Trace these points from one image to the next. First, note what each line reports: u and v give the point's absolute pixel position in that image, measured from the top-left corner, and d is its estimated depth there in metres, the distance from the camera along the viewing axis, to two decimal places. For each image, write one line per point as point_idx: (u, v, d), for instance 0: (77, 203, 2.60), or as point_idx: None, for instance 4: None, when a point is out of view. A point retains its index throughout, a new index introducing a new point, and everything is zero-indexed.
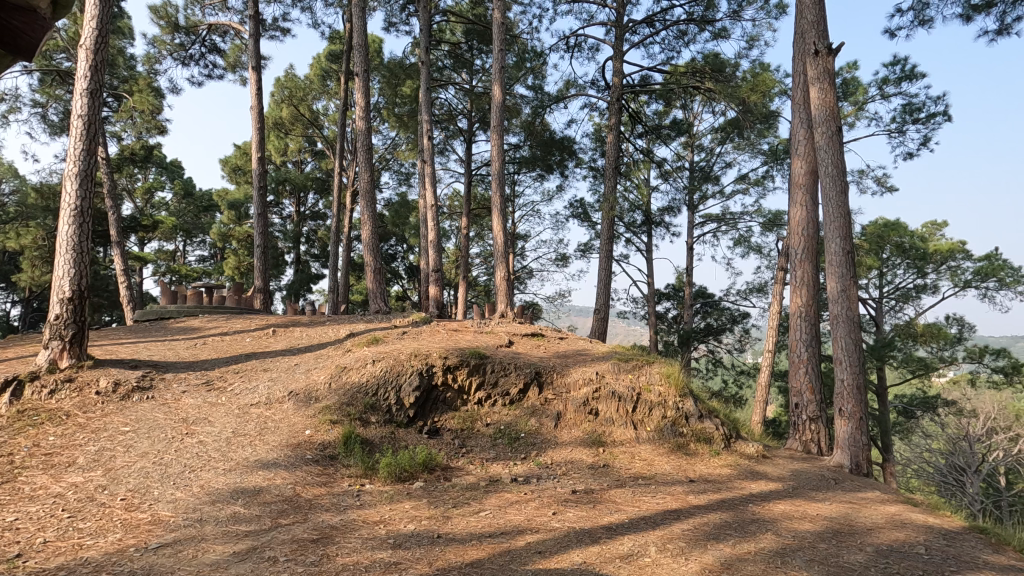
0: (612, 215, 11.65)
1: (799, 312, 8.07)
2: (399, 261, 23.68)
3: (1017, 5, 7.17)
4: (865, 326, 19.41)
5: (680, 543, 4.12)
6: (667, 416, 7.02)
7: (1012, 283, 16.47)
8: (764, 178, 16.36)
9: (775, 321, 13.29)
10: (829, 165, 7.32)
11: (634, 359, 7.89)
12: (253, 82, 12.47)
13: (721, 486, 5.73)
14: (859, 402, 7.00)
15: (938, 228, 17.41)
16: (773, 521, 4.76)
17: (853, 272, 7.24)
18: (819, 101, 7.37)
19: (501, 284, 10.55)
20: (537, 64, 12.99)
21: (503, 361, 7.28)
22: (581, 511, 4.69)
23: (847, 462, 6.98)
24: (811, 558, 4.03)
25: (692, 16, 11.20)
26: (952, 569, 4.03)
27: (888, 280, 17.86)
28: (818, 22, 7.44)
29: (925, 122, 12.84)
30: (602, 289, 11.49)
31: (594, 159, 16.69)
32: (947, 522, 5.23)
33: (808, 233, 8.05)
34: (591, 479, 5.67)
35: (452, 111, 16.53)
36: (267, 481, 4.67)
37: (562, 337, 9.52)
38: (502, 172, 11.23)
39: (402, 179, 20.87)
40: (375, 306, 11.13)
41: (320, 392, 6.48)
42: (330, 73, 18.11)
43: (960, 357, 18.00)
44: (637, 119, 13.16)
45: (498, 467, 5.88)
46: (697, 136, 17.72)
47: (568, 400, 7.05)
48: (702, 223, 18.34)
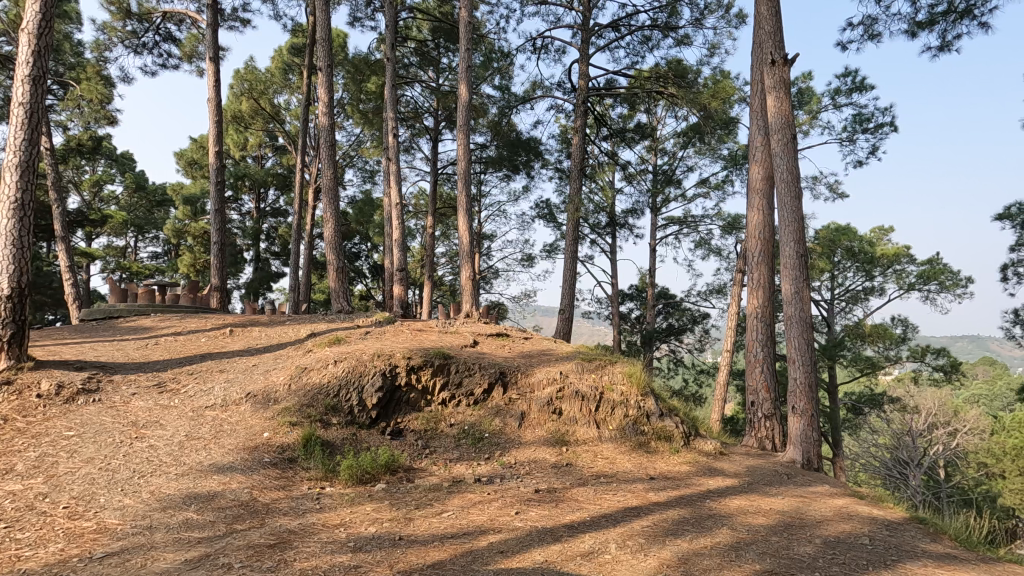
0: (577, 216, 11.75)
1: (756, 313, 8.32)
2: (363, 260, 23.33)
3: (957, 24, 7.58)
4: (818, 327, 20.15)
5: (639, 540, 4.19)
6: (629, 415, 7.15)
7: (951, 286, 17.43)
8: (724, 182, 16.81)
9: (733, 322, 13.67)
10: (785, 171, 7.58)
11: (598, 359, 8.00)
12: (211, 73, 12.07)
13: (680, 483, 5.86)
14: (811, 400, 7.26)
15: (885, 234, 18.25)
16: (728, 517, 4.90)
17: (806, 275, 7.50)
18: (776, 109, 7.63)
19: (466, 283, 10.51)
20: (504, 64, 13.00)
21: (468, 361, 7.27)
22: (544, 510, 4.72)
23: (799, 458, 7.24)
24: (763, 551, 4.16)
25: (656, 22, 11.46)
26: (894, 558, 4.22)
27: (839, 283, 18.65)
28: (775, 33, 7.70)
29: (874, 132, 13.47)
30: (567, 290, 11.59)
31: (559, 161, 16.85)
32: (890, 514, 5.48)
33: (765, 236, 8.30)
34: (554, 478, 5.70)
35: (418, 109, 16.39)
36: (222, 485, 4.52)
37: (527, 337, 9.56)
38: (468, 172, 11.16)
39: (366, 176, 20.55)
40: (337, 306, 10.91)
41: (280, 393, 6.32)
42: (292, 67, 17.63)
43: (905, 356, 18.49)
44: (602, 122, 13.34)
45: (461, 467, 5.86)
46: (660, 140, 18.05)
47: (531, 400, 7.09)
48: (664, 225, 18.70)
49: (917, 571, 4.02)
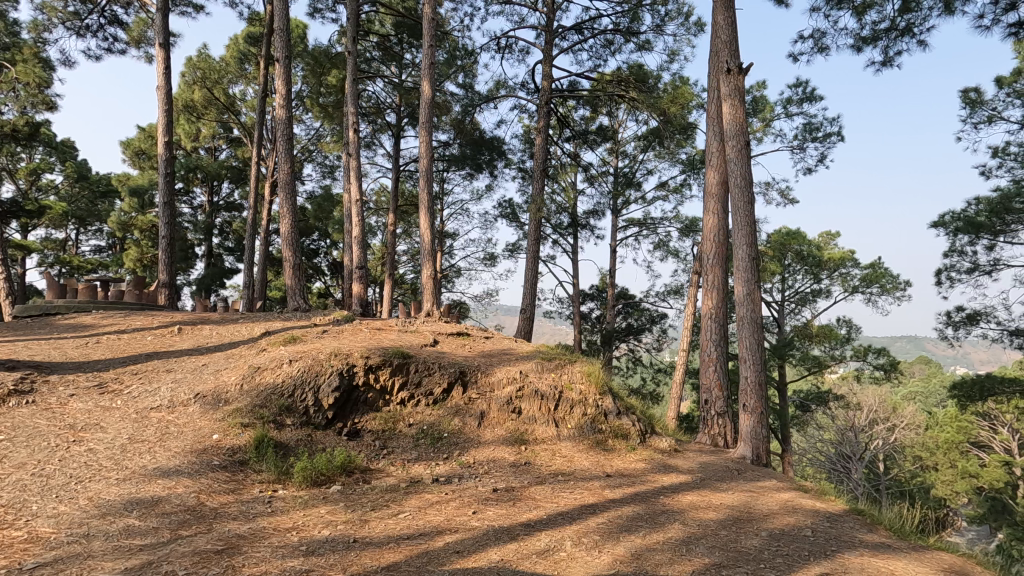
0: (539, 216, 11.78)
1: (710, 313, 8.55)
2: (322, 257, 22.82)
3: (897, 40, 8.00)
4: (769, 327, 20.89)
5: (594, 537, 4.25)
6: (587, 414, 7.25)
7: (891, 289, 18.38)
8: (682, 186, 17.22)
9: (689, 322, 14.01)
10: (738, 177, 7.83)
11: (558, 358, 8.08)
12: (161, 60, 11.55)
13: (636, 481, 5.98)
14: (760, 398, 7.50)
15: (832, 239, 19.06)
16: (681, 512, 5.03)
17: (757, 277, 7.76)
18: (730, 116, 7.87)
19: (428, 282, 10.41)
20: (467, 62, 12.97)
21: (427, 361, 7.21)
22: (501, 509, 4.73)
23: (749, 454, 7.51)
24: (712, 545, 4.29)
25: (618, 27, 11.65)
26: (833, 549, 4.43)
27: (789, 285, 19.39)
28: (730, 42, 7.95)
29: (822, 141, 14.08)
30: (528, 289, 11.63)
31: (522, 161, 16.90)
32: (831, 506, 5.75)
33: (719, 239, 8.56)
34: (512, 478, 5.71)
35: (380, 105, 16.15)
36: (167, 490, 4.33)
37: (488, 337, 9.55)
38: (431, 169, 11.04)
39: (326, 171, 20.08)
40: (294, 304, 10.62)
41: (230, 394, 6.11)
42: (248, 57, 17.05)
43: (849, 356, 19.09)
44: (565, 124, 13.46)
45: (419, 467, 5.80)
46: (621, 143, 18.31)
47: (491, 400, 7.09)
48: (625, 227, 18.99)
49: (854, 560, 4.22)
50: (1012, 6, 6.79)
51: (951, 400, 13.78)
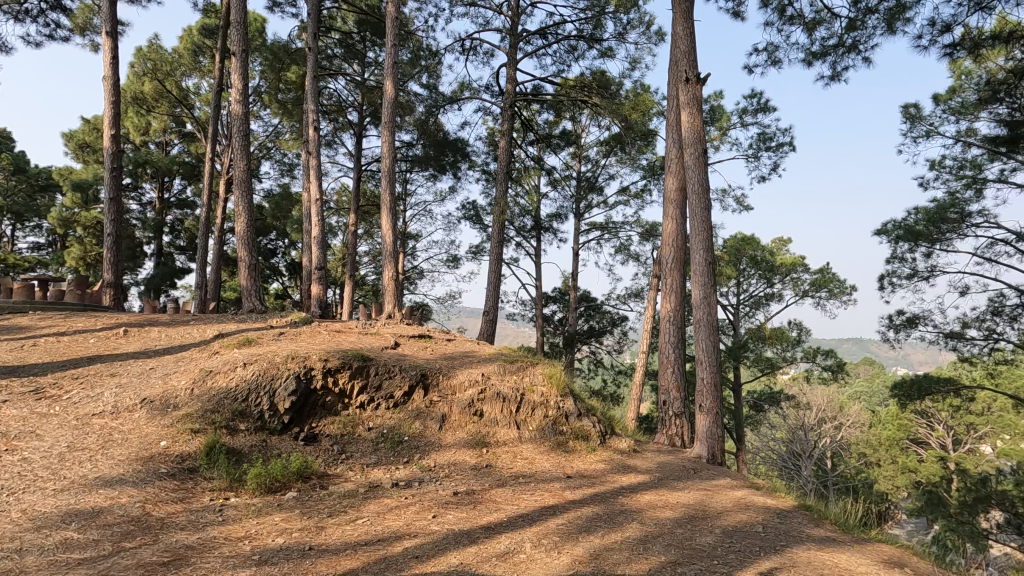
0: (502, 219, 11.79)
1: (668, 316, 8.74)
2: (279, 257, 22.21)
3: (845, 56, 8.39)
4: (725, 329, 21.51)
5: (554, 538, 4.28)
6: (549, 416, 7.31)
7: (839, 293, 19.21)
8: (643, 192, 17.56)
9: (649, 324, 14.28)
10: (696, 184, 8.04)
11: (520, 360, 8.11)
12: (108, 49, 11.03)
13: (595, 481, 6.05)
14: (716, 399, 7.70)
15: (784, 245, 19.79)
16: (638, 512, 5.12)
17: (713, 282, 7.98)
18: (688, 125, 8.08)
19: (389, 284, 10.26)
20: (431, 63, 12.88)
21: (388, 363, 7.12)
22: (461, 513, 4.71)
23: (705, 453, 7.71)
24: (668, 543, 4.38)
25: (582, 33, 11.80)
26: (782, 544, 4.59)
27: (744, 289, 20.03)
28: (689, 53, 8.16)
29: (775, 150, 14.61)
30: (491, 291, 11.63)
31: (486, 163, 16.89)
32: (781, 503, 5.96)
33: (677, 244, 8.76)
34: (473, 481, 5.69)
35: (342, 103, 15.87)
36: (109, 500, 4.12)
37: (450, 339, 9.49)
38: (393, 170, 10.91)
39: (284, 169, 19.58)
40: (249, 305, 10.30)
41: (180, 399, 5.87)
42: (203, 49, 16.48)
43: (799, 357, 19.75)
44: (529, 127, 13.53)
45: (378, 472, 5.70)
46: (584, 147, 18.55)
47: (453, 402, 7.05)
48: (587, 231, 19.23)
49: (802, 554, 4.39)
50: (948, 29, 7.20)
51: (893, 399, 14.46)
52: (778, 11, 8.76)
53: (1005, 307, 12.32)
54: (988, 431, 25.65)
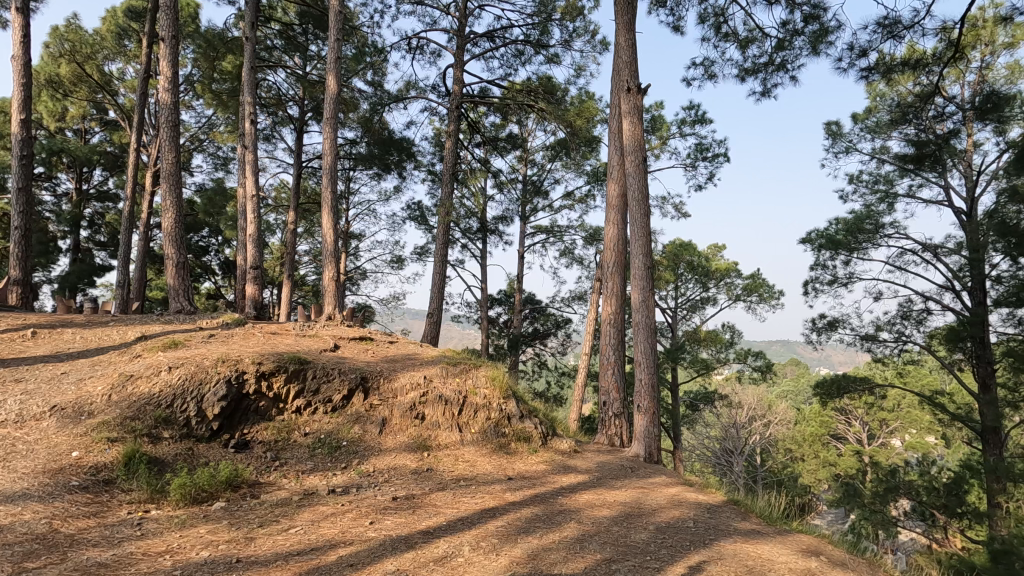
0: (448, 220, 11.69)
1: (609, 319, 8.94)
2: (211, 255, 21.10)
3: (774, 74, 8.90)
4: (663, 332, 22.23)
5: (492, 540, 4.28)
6: (491, 418, 7.32)
7: (768, 298, 20.29)
8: (587, 197, 17.92)
9: (592, 327, 14.54)
10: (636, 190, 8.28)
11: (462, 362, 8.08)
12: (18, 27, 10.14)
13: (536, 482, 6.11)
14: (653, 399, 7.93)
15: (719, 251, 20.69)
16: (576, 511, 5.21)
17: (651, 285, 8.22)
18: (630, 132, 8.31)
19: (330, 285, 9.96)
20: (376, 60, 12.63)
21: (327, 367, 6.93)
22: (399, 518, 4.63)
23: (642, 452, 7.94)
24: (604, 541, 4.48)
25: (529, 38, 11.92)
26: (711, 537, 4.80)
27: (681, 293, 20.80)
28: (631, 63, 8.40)
29: (711, 161, 15.27)
30: (436, 292, 11.51)
31: (432, 164, 16.68)
32: (711, 498, 6.22)
33: (619, 248, 8.99)
34: (413, 485, 5.60)
35: (282, 96, 15.27)
36: (10, 517, 3.77)
37: (392, 342, 9.33)
38: (336, 167, 10.60)
39: (218, 163, 18.64)
40: (177, 306, 9.71)
41: (96, 406, 5.47)
42: (128, 33, 15.46)
43: (732, 358, 20.53)
44: (475, 129, 13.53)
45: (314, 478, 5.51)
46: (530, 151, 18.71)
47: (394, 405, 6.93)
48: (532, 234, 19.41)
49: (728, 546, 4.60)
50: (863, 53, 7.78)
51: (815, 397, 15.36)
52: (714, 27, 9.18)
53: (913, 311, 13.40)
54: (898, 426, 27.28)
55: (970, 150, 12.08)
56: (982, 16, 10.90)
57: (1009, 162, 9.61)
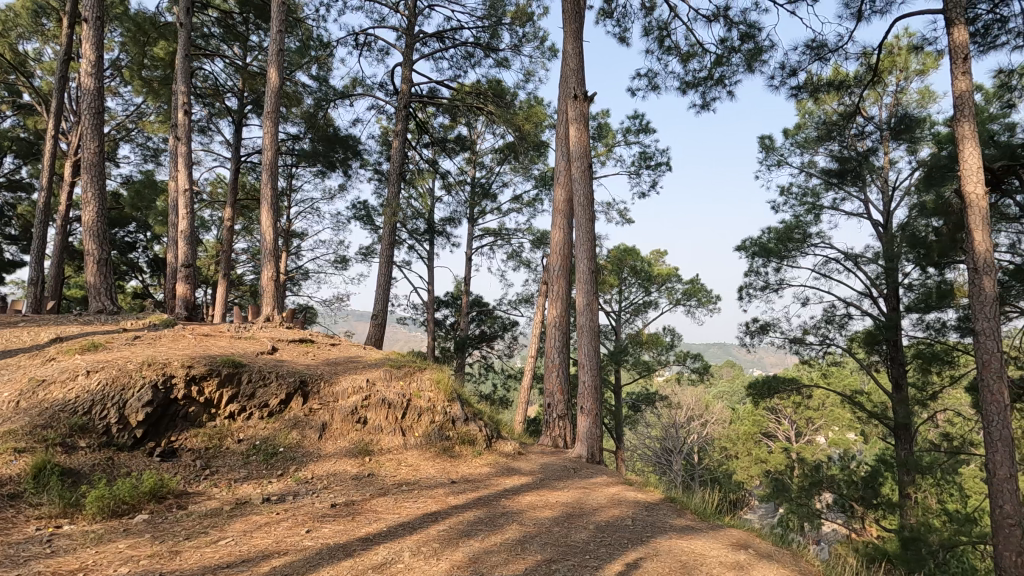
0: (394, 220, 11.50)
1: (554, 322, 9.04)
2: (139, 252, 19.85)
3: (713, 88, 9.30)
4: (607, 335, 22.70)
5: (434, 544, 4.24)
6: (435, 421, 7.24)
7: (706, 302, 21.12)
8: (534, 201, 18.08)
9: (538, 329, 14.64)
10: (581, 195, 8.43)
11: (406, 365, 7.97)
12: None
13: (479, 485, 6.09)
14: (596, 400, 8.09)
15: (660, 257, 21.37)
16: (518, 513, 5.23)
17: (595, 289, 8.39)
18: (576, 139, 8.46)
19: (268, 284, 9.58)
20: (322, 54, 12.27)
21: (263, 370, 6.67)
22: (338, 525, 4.51)
23: (585, 452, 8.06)
24: (545, 542, 4.53)
25: (478, 41, 11.92)
26: (648, 534, 4.95)
27: (625, 297, 21.34)
28: (578, 71, 8.56)
29: (654, 169, 15.76)
30: (380, 294, 11.28)
31: (379, 162, 16.36)
32: (649, 496, 6.41)
33: (564, 252, 9.13)
34: (353, 491, 5.46)
35: (219, 87, 14.57)
36: None
37: (334, 344, 9.08)
38: (276, 163, 10.20)
39: (148, 155, 17.57)
40: (97, 305, 9.04)
41: (2, 414, 5.03)
42: (47, 11, 14.36)
43: (673, 360, 20.94)
44: (424, 130, 13.39)
45: (248, 486, 5.26)
46: (478, 153, 18.69)
47: (335, 410, 6.75)
48: (480, 236, 19.41)
49: (663, 543, 4.75)
50: (793, 73, 8.27)
51: (748, 397, 16.10)
52: (657, 41, 9.50)
53: (836, 316, 14.29)
54: (822, 423, 29.29)
55: (886, 167, 13.03)
56: (897, 44, 11.82)
57: (919, 180, 10.45)
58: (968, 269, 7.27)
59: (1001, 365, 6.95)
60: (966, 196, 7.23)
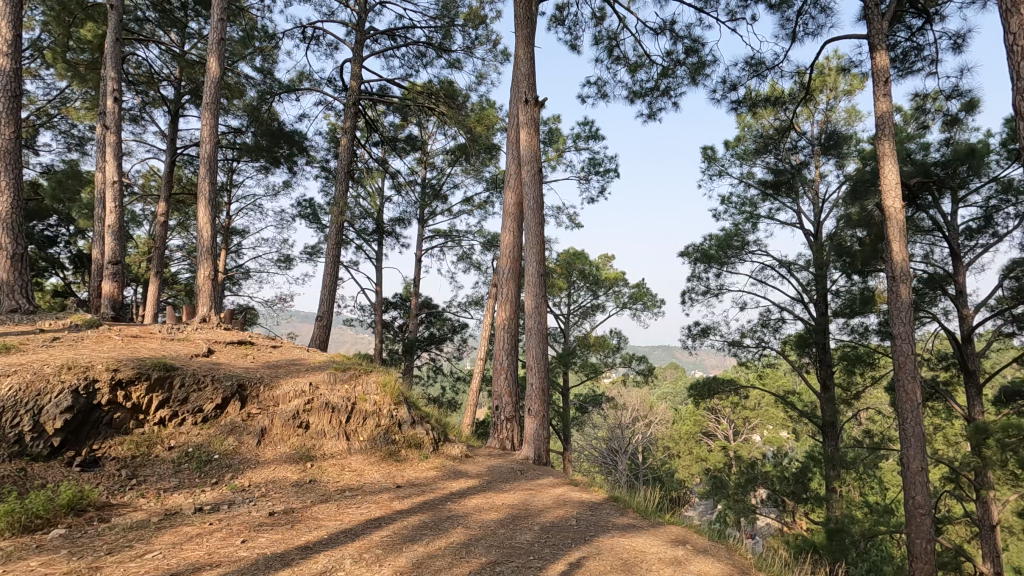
0: (342, 219, 11.21)
1: (503, 324, 9.05)
2: (60, 247, 18.51)
3: (659, 99, 9.59)
4: (556, 337, 22.96)
5: (376, 551, 4.15)
6: (381, 425, 7.11)
7: (651, 306, 21.74)
8: (485, 203, 18.09)
9: (487, 331, 14.64)
10: (531, 199, 8.49)
11: (352, 368, 7.78)
12: None
13: (425, 489, 6.03)
14: (543, 402, 8.15)
15: (608, 261, 21.82)
16: (464, 516, 5.21)
17: (544, 292, 8.47)
18: (527, 143, 8.52)
19: (205, 283, 9.13)
20: (267, 46, 11.84)
21: (197, 374, 6.36)
22: (276, 534, 4.34)
23: (531, 454, 8.10)
24: (490, 544, 4.53)
25: (430, 41, 11.83)
26: (592, 534, 5.03)
27: (573, 300, 21.67)
28: (529, 76, 8.63)
29: (603, 175, 16.09)
30: (326, 294, 10.98)
31: (326, 159, 15.93)
32: (594, 496, 6.52)
33: (514, 255, 9.17)
34: (293, 498, 5.27)
35: (154, 74, 13.80)
36: None
37: (276, 346, 8.76)
38: (216, 156, 9.75)
39: (72, 143, 16.41)
40: (9, 304, 8.22)
41: None
42: None
43: (618, 362, 21.58)
44: (373, 128, 13.15)
45: (179, 495, 4.98)
46: (430, 154, 18.53)
47: (275, 414, 6.51)
48: (430, 237, 19.24)
49: (606, 541, 4.85)
50: (734, 88, 8.65)
51: (690, 398, 16.67)
52: (607, 50, 9.73)
53: (771, 320, 15.02)
54: (758, 422, 30.70)
55: (817, 180, 13.82)
56: (828, 65, 12.57)
57: (846, 193, 11.14)
58: (887, 277, 7.81)
59: (915, 366, 7.50)
60: (886, 210, 7.77)
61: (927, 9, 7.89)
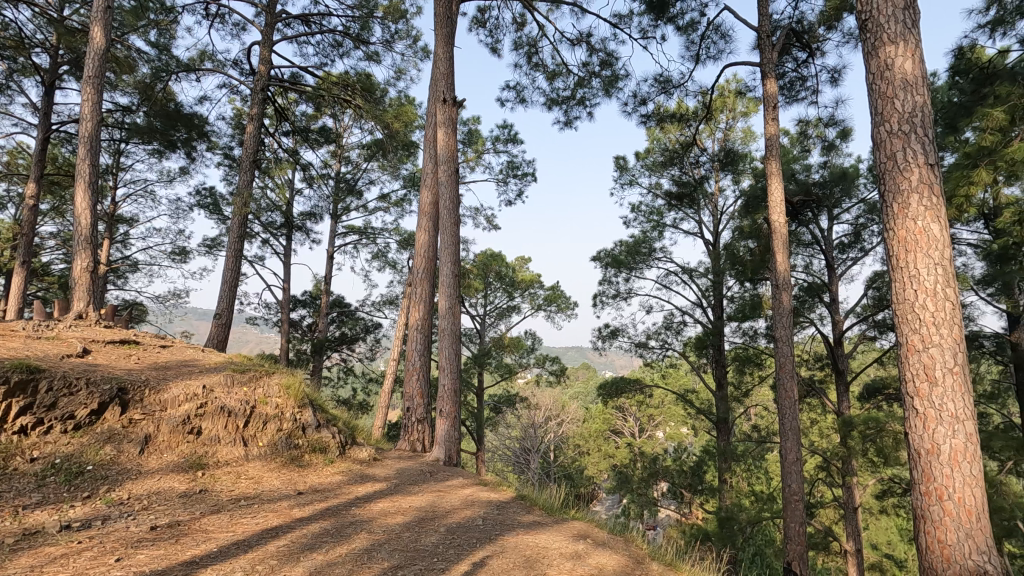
0: (245, 211, 10.52)
1: (416, 325, 8.90)
2: None
3: (575, 108, 9.88)
4: (471, 338, 22.92)
5: (271, 562, 3.94)
6: (282, 429, 6.78)
7: (564, 308, 22.30)
8: (402, 201, 17.71)
9: (401, 331, 14.30)
10: (447, 199, 8.43)
11: (251, 370, 7.32)
12: None
13: (328, 494, 5.80)
14: (454, 403, 8.10)
15: (524, 263, 22.11)
16: (368, 521, 5.06)
17: (458, 293, 8.43)
18: (443, 143, 8.46)
19: (81, 276, 8.20)
20: (163, 19, 10.87)
21: (69, 377, 5.71)
22: (156, 550, 3.98)
23: (442, 455, 7.98)
24: (393, 548, 4.43)
25: (347, 31, 11.41)
26: (496, 532, 5.08)
27: (489, 301, 21.75)
28: (447, 75, 8.59)
29: (521, 178, 16.29)
30: (226, 291, 10.23)
31: (229, 146, 14.87)
32: (502, 495, 6.57)
33: (428, 256, 9.06)
34: (180, 510, 4.86)
35: (24, 39, 12.21)
36: None
37: (165, 346, 8.05)
38: (98, 134, 8.78)
39: None
40: None
41: None
42: None
43: (532, 363, 21.90)
44: (283, 117, 12.47)
45: (42, 511, 4.41)
46: (344, 148, 17.85)
47: (161, 420, 5.99)
48: (343, 234, 18.55)
49: (510, 540, 4.91)
50: (644, 102, 9.11)
51: (599, 397, 17.28)
52: (527, 56, 9.90)
53: (674, 323, 15.91)
54: (660, 419, 32.44)
55: (716, 194, 14.84)
56: (727, 88, 13.58)
57: (740, 207, 12.07)
58: (773, 285, 8.56)
59: (794, 366, 8.26)
60: (773, 223, 8.51)
61: (809, 44, 8.77)
